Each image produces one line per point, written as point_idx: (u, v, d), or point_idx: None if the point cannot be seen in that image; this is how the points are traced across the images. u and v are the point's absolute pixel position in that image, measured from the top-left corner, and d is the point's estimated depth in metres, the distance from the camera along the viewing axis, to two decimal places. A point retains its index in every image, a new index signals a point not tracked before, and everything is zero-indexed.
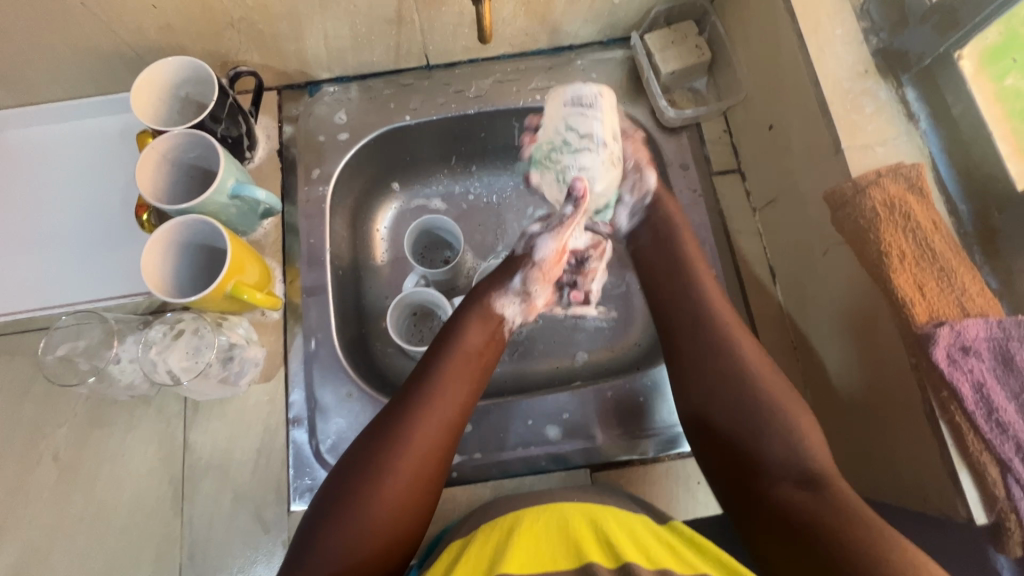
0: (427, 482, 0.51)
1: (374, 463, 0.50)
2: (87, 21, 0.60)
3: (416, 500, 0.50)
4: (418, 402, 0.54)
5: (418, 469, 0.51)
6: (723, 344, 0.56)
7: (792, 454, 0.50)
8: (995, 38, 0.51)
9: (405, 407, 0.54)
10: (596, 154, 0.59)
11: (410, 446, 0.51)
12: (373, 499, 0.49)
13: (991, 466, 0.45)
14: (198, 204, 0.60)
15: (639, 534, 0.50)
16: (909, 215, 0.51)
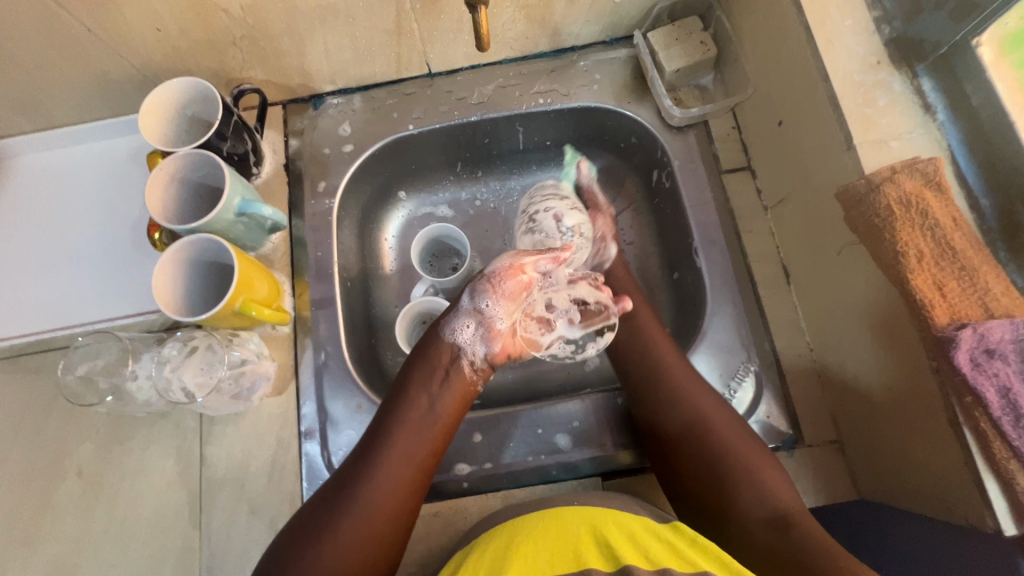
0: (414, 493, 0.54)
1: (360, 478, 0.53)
2: (95, 46, 0.62)
3: (404, 509, 0.53)
4: (397, 419, 0.56)
5: (404, 482, 0.54)
6: (670, 380, 0.61)
7: (758, 499, 0.53)
8: (1015, 24, 0.49)
9: (386, 425, 0.56)
10: (582, 217, 0.72)
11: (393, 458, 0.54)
12: (365, 512, 0.51)
13: (1019, 476, 0.43)
14: (206, 224, 0.61)
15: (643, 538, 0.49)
16: (927, 212, 0.49)
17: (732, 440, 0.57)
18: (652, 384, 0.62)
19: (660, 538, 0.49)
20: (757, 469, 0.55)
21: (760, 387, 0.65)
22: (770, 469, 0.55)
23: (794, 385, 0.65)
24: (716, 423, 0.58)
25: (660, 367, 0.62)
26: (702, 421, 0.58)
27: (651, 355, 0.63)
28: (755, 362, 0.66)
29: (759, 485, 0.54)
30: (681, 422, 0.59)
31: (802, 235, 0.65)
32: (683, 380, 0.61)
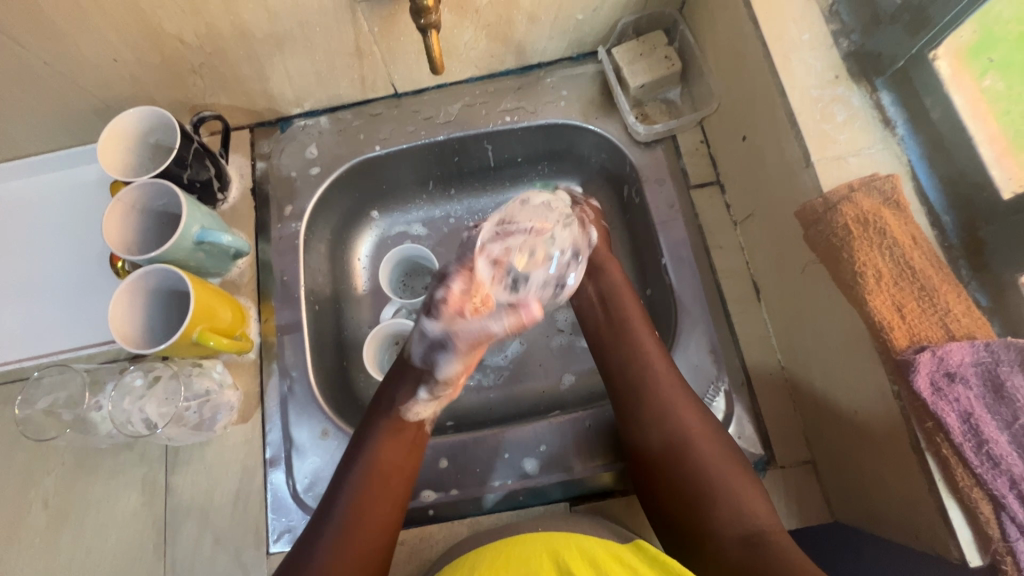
0: (384, 510, 0.55)
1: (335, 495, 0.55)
2: (53, 78, 0.62)
3: (376, 528, 0.54)
4: (370, 436, 0.58)
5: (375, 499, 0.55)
6: (649, 389, 0.59)
7: (736, 517, 0.52)
8: (970, 36, 0.48)
9: (361, 441, 0.59)
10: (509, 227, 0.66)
11: (365, 475, 0.56)
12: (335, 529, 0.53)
13: (983, 503, 0.42)
14: (162, 254, 0.60)
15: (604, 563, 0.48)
16: (885, 231, 0.48)
17: (708, 454, 0.56)
18: (629, 392, 0.60)
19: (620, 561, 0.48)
20: (730, 482, 0.54)
21: (731, 406, 0.64)
22: (744, 482, 0.54)
23: (765, 404, 0.64)
24: (692, 434, 0.57)
25: (643, 375, 0.60)
26: (679, 430, 0.57)
27: (630, 363, 0.61)
28: (725, 382, 0.65)
29: (726, 503, 0.53)
30: (654, 431, 0.57)
31: (769, 251, 0.64)
32: (664, 389, 0.59)
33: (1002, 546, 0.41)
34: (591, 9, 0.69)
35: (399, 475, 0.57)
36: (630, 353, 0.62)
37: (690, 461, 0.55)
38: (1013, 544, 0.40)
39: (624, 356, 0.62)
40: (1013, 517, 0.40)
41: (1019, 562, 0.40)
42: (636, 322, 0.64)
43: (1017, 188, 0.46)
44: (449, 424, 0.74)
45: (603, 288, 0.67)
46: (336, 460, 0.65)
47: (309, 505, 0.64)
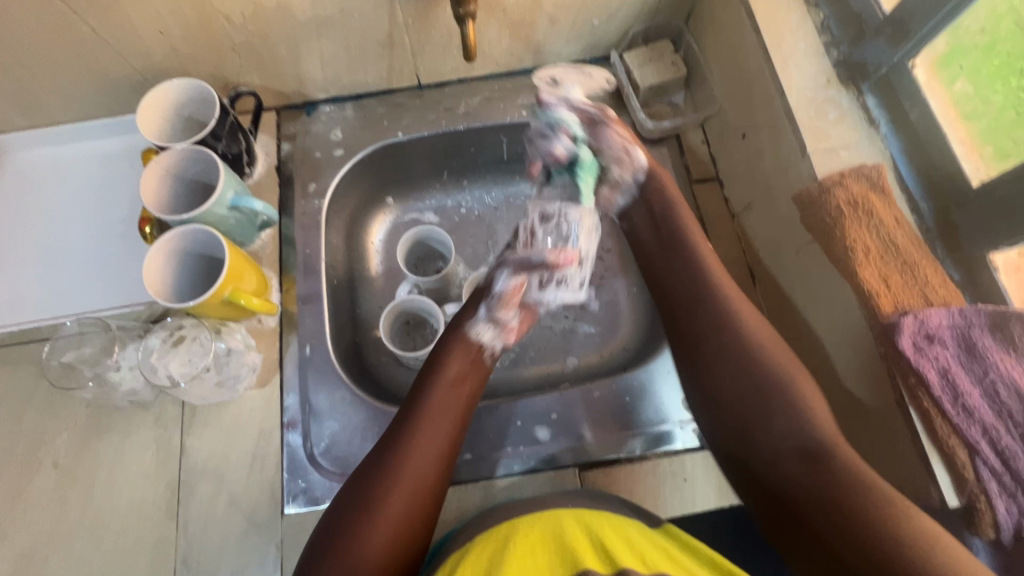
0: (416, 523, 0.52)
1: (359, 508, 0.51)
2: (98, 46, 0.65)
3: (404, 543, 0.51)
4: (399, 444, 0.55)
5: (405, 511, 0.52)
6: (754, 350, 0.57)
7: (797, 432, 0.53)
8: (943, 47, 0.55)
9: (387, 449, 0.55)
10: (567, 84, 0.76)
11: (397, 487, 0.52)
12: (365, 546, 0.49)
13: (960, 450, 0.47)
14: (198, 216, 0.63)
15: (636, 538, 0.52)
16: (872, 212, 0.54)
17: (815, 412, 0.53)
18: (737, 358, 0.57)
19: (656, 543, 0.51)
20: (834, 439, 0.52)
21: None
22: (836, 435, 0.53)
23: None
24: (802, 390, 0.54)
25: (744, 337, 0.58)
26: (784, 390, 0.55)
27: (726, 323, 0.59)
28: None
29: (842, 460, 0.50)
30: (755, 391, 0.56)
31: (766, 238, 0.69)
32: (773, 354, 0.57)
33: (976, 487, 0.46)
34: (607, 16, 0.75)
35: (431, 486, 0.54)
36: (726, 313, 0.60)
37: (803, 426, 0.53)
38: (985, 484, 0.45)
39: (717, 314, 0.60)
40: (986, 460, 0.45)
41: (991, 499, 0.45)
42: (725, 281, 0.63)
43: (985, 175, 0.52)
44: None
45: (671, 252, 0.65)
46: (352, 425, 0.67)
47: (326, 467, 0.66)
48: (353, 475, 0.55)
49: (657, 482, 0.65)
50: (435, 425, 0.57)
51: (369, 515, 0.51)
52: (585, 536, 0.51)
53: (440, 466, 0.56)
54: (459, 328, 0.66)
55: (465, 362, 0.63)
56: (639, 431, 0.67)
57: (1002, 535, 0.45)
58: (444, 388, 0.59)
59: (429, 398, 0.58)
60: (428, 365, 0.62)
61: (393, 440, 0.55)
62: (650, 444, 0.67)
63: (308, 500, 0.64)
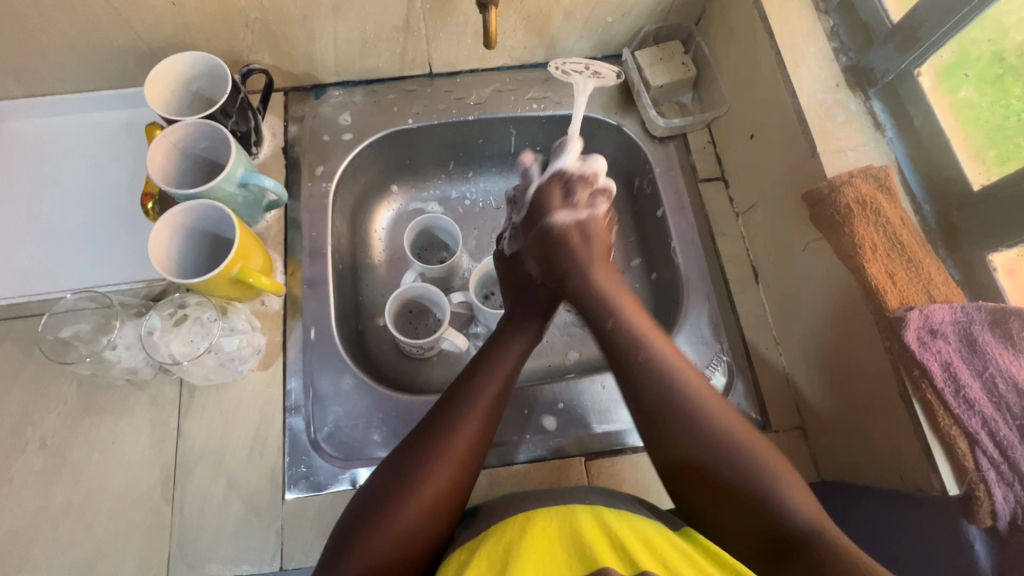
0: (458, 497, 0.52)
1: (406, 478, 0.51)
2: (106, 14, 0.63)
3: (446, 514, 0.51)
4: (453, 416, 0.54)
5: (451, 484, 0.52)
6: (708, 424, 0.51)
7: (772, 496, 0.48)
8: (949, 56, 0.58)
9: (438, 423, 0.54)
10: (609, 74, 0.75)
11: (446, 461, 0.52)
12: (408, 512, 0.49)
13: (959, 439, 0.49)
14: (207, 191, 0.62)
15: (660, 546, 0.46)
16: (879, 211, 0.56)
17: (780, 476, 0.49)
18: (677, 416, 0.52)
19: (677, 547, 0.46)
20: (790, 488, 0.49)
21: (732, 376, 0.70)
22: (808, 501, 0.49)
23: (762, 375, 0.70)
24: (759, 456, 0.50)
25: (676, 403, 0.53)
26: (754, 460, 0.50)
27: (664, 389, 0.54)
28: (726, 353, 0.71)
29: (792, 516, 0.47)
30: (705, 453, 0.50)
31: (770, 237, 0.71)
32: (738, 432, 0.51)
33: (975, 475, 0.47)
34: (621, 14, 0.76)
35: (475, 463, 0.54)
36: (666, 378, 0.54)
37: (725, 467, 0.49)
38: (984, 473, 0.47)
39: (645, 366, 0.55)
40: (985, 450, 0.47)
41: (990, 487, 0.46)
42: (658, 337, 0.58)
43: (985, 180, 0.55)
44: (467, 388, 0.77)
45: (588, 302, 0.62)
46: (357, 410, 0.67)
47: (328, 452, 0.65)
48: (398, 445, 0.54)
49: (661, 475, 0.65)
50: (491, 403, 0.56)
51: (418, 483, 0.51)
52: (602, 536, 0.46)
53: (485, 446, 0.56)
54: (520, 314, 0.65)
55: (522, 351, 0.62)
56: None
57: (998, 523, 0.47)
58: (499, 378, 0.58)
59: (486, 375, 0.58)
60: (486, 352, 0.61)
61: (445, 413, 0.55)
62: None
63: (309, 485, 0.63)
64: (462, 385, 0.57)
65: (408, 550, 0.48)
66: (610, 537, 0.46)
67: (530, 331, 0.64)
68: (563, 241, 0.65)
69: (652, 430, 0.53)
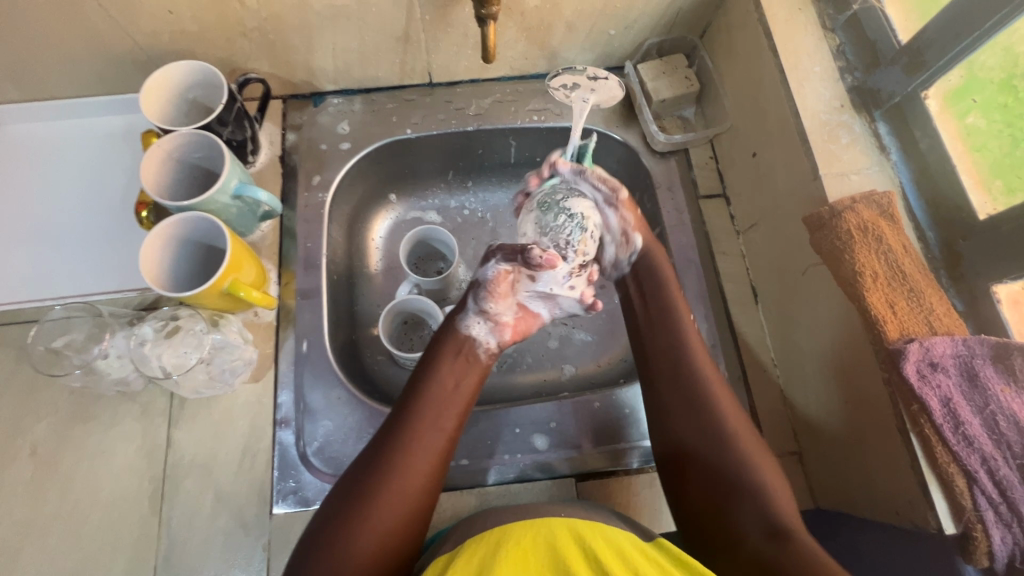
0: (397, 543, 0.50)
1: (347, 510, 0.50)
2: (104, 22, 0.62)
3: (388, 561, 0.49)
4: (381, 462, 0.52)
5: (386, 532, 0.50)
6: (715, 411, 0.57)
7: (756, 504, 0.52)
8: (957, 80, 0.56)
9: (367, 470, 0.52)
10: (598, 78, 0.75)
11: (377, 508, 0.50)
12: (341, 563, 0.47)
13: (958, 478, 0.47)
14: (200, 203, 0.61)
15: (632, 557, 0.46)
16: (881, 238, 0.54)
17: (758, 458, 0.55)
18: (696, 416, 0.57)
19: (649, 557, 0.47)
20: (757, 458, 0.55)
21: None
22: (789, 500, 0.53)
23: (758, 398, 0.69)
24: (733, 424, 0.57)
25: (706, 407, 0.58)
26: (729, 440, 0.56)
27: (689, 378, 0.59)
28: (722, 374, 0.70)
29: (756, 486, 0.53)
30: (704, 443, 0.56)
31: (770, 258, 0.70)
32: (737, 431, 0.56)
33: (974, 515, 0.46)
34: (624, 26, 0.75)
35: (413, 506, 0.52)
36: (688, 370, 0.60)
37: (712, 456, 0.55)
38: (983, 513, 0.46)
39: (683, 375, 0.60)
40: (984, 489, 0.46)
41: (988, 528, 0.45)
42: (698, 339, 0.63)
43: (992, 210, 0.53)
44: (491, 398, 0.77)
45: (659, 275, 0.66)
46: (347, 425, 0.66)
47: (318, 467, 0.64)
48: (331, 494, 0.53)
49: (656, 496, 0.65)
50: (422, 442, 0.54)
51: (364, 509, 0.50)
52: (575, 543, 0.46)
53: (425, 486, 0.53)
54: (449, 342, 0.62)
55: (453, 386, 0.59)
56: (636, 445, 0.67)
57: (995, 563, 0.46)
58: (437, 399, 0.57)
59: (416, 415, 0.56)
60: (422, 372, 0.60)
61: (372, 459, 0.53)
62: (646, 459, 0.66)
63: (298, 501, 0.62)
64: (397, 420, 0.55)
65: None
66: (584, 550, 0.46)
67: (464, 357, 0.61)
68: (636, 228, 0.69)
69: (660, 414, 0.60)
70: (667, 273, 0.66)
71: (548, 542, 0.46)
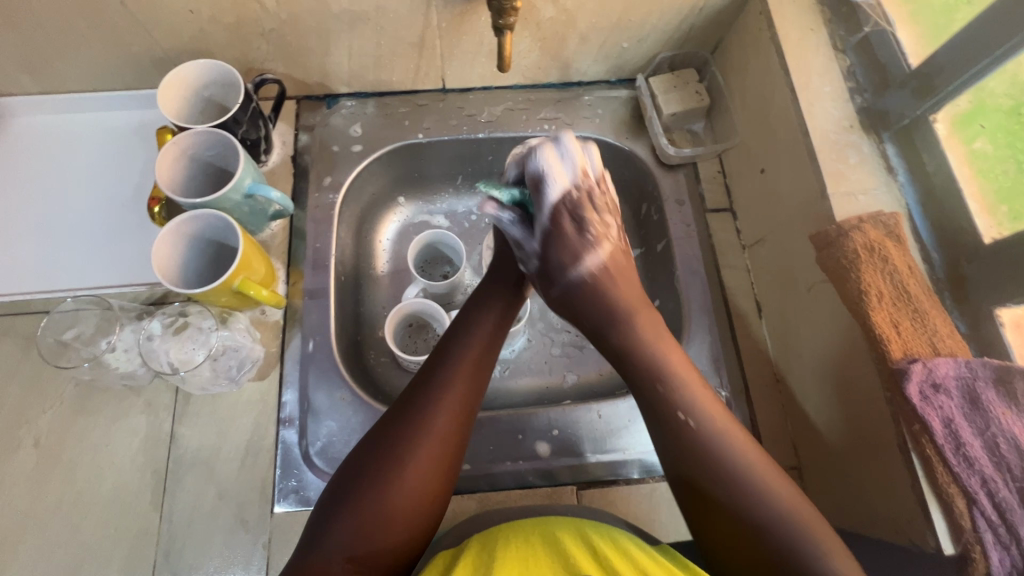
0: (442, 480, 0.51)
1: (398, 435, 0.51)
2: (124, 19, 0.63)
3: (437, 484, 0.51)
4: (431, 394, 0.53)
5: (435, 466, 0.51)
6: (743, 484, 0.48)
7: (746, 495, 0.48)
8: (966, 105, 0.57)
9: (423, 391, 0.53)
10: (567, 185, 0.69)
11: (428, 439, 0.51)
12: (394, 490, 0.48)
13: (958, 498, 0.48)
14: (215, 200, 0.62)
15: (639, 556, 0.47)
16: (888, 259, 0.55)
17: (750, 463, 0.50)
18: (686, 445, 0.51)
19: (655, 558, 0.48)
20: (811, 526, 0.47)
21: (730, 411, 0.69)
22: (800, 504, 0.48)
23: (760, 411, 0.69)
24: (773, 493, 0.48)
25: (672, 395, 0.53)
26: (711, 435, 0.51)
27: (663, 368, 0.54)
28: (726, 388, 0.70)
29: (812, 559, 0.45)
30: (679, 424, 0.52)
31: (776, 273, 0.71)
32: (716, 421, 0.52)
33: (971, 536, 0.47)
34: (638, 39, 0.76)
35: (458, 442, 0.53)
36: (708, 451, 0.50)
37: (686, 449, 0.51)
38: (981, 535, 0.46)
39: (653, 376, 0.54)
40: (983, 511, 0.46)
41: (985, 550, 0.46)
42: (714, 413, 0.52)
43: (997, 234, 0.54)
44: (494, 405, 0.77)
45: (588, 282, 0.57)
46: (350, 426, 0.66)
47: (320, 467, 0.64)
48: (373, 426, 0.53)
49: (655, 505, 0.65)
50: (470, 378, 0.55)
51: (415, 436, 0.51)
52: (579, 542, 0.48)
53: (468, 421, 0.54)
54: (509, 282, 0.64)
55: (492, 329, 0.59)
56: (637, 455, 0.67)
57: None
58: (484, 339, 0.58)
59: (463, 351, 0.56)
60: (470, 311, 0.61)
61: (425, 389, 0.53)
62: (646, 469, 0.67)
63: (299, 500, 0.62)
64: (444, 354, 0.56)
65: (396, 526, 0.48)
66: (589, 546, 0.47)
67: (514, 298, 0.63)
68: (588, 309, 0.57)
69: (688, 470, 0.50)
70: (650, 338, 0.55)
71: (549, 544, 0.48)
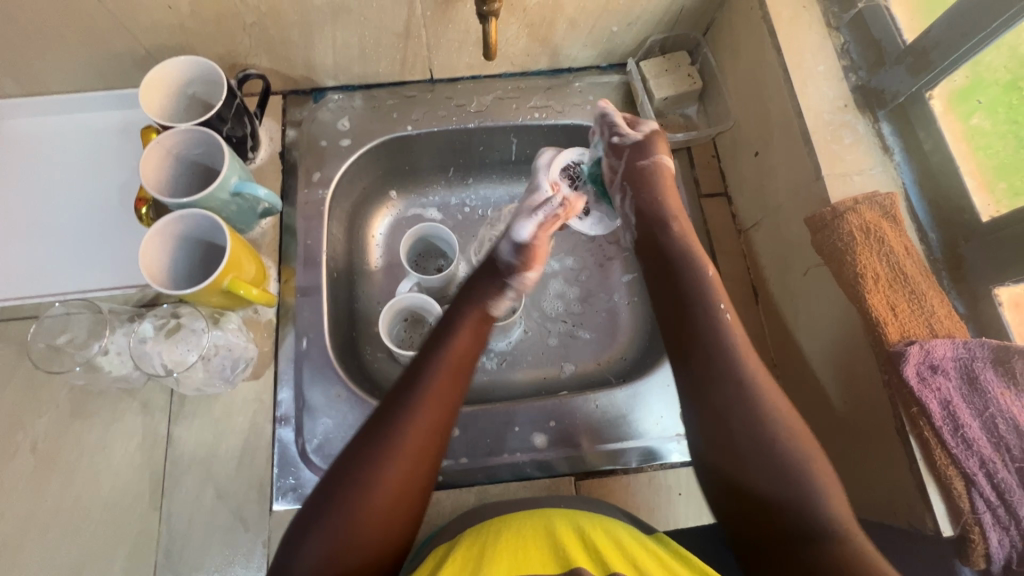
0: (411, 500, 0.50)
1: (365, 459, 0.49)
2: (101, 17, 0.61)
3: (406, 508, 0.50)
4: (400, 414, 0.52)
5: (403, 487, 0.50)
6: (759, 407, 0.51)
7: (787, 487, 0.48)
8: (962, 81, 0.56)
9: (392, 412, 0.52)
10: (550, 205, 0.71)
11: (397, 462, 0.50)
12: (362, 514, 0.48)
13: (956, 480, 0.47)
14: (200, 200, 0.61)
15: (633, 548, 0.47)
16: (883, 240, 0.54)
17: (809, 451, 0.49)
18: (747, 438, 0.50)
19: (648, 548, 0.48)
20: (828, 481, 0.48)
21: None
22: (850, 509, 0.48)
23: None
24: (781, 414, 0.51)
25: (738, 377, 0.53)
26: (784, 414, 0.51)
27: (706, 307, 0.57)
28: None
29: (818, 503, 0.47)
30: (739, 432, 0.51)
31: (771, 258, 0.70)
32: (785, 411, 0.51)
33: (971, 518, 0.46)
34: (627, 23, 0.75)
35: (429, 462, 0.52)
36: (724, 331, 0.55)
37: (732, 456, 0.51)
38: (980, 516, 0.46)
39: (712, 326, 0.56)
40: (982, 492, 0.46)
41: (984, 531, 0.45)
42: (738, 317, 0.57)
43: (994, 212, 0.53)
44: (491, 397, 0.77)
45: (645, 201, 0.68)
46: (346, 422, 0.65)
47: (318, 465, 0.64)
48: (343, 447, 0.52)
49: (653, 493, 0.66)
50: (442, 397, 0.54)
51: (381, 462, 0.49)
52: (574, 533, 0.48)
53: (441, 439, 0.53)
54: (471, 300, 0.63)
55: (467, 346, 0.59)
56: (635, 445, 0.67)
57: (992, 566, 0.46)
58: (454, 355, 0.57)
59: (435, 368, 0.55)
60: (439, 329, 0.60)
61: (394, 409, 0.52)
62: (645, 458, 0.67)
63: (297, 498, 0.62)
64: (413, 375, 0.55)
65: (364, 551, 0.47)
66: (584, 538, 0.47)
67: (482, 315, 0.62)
68: (647, 188, 0.69)
69: (703, 394, 0.54)
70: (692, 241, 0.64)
71: (547, 535, 0.48)
